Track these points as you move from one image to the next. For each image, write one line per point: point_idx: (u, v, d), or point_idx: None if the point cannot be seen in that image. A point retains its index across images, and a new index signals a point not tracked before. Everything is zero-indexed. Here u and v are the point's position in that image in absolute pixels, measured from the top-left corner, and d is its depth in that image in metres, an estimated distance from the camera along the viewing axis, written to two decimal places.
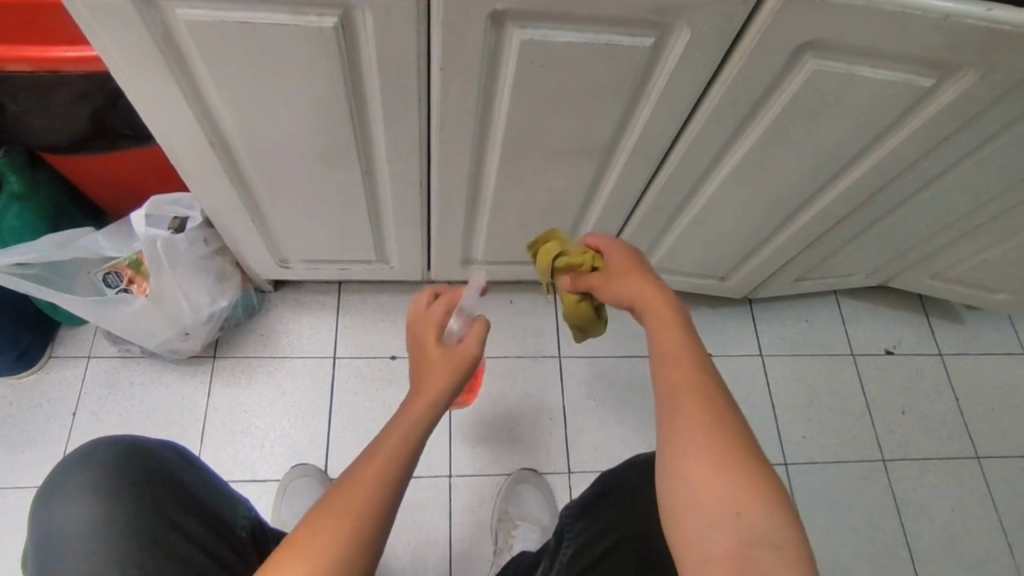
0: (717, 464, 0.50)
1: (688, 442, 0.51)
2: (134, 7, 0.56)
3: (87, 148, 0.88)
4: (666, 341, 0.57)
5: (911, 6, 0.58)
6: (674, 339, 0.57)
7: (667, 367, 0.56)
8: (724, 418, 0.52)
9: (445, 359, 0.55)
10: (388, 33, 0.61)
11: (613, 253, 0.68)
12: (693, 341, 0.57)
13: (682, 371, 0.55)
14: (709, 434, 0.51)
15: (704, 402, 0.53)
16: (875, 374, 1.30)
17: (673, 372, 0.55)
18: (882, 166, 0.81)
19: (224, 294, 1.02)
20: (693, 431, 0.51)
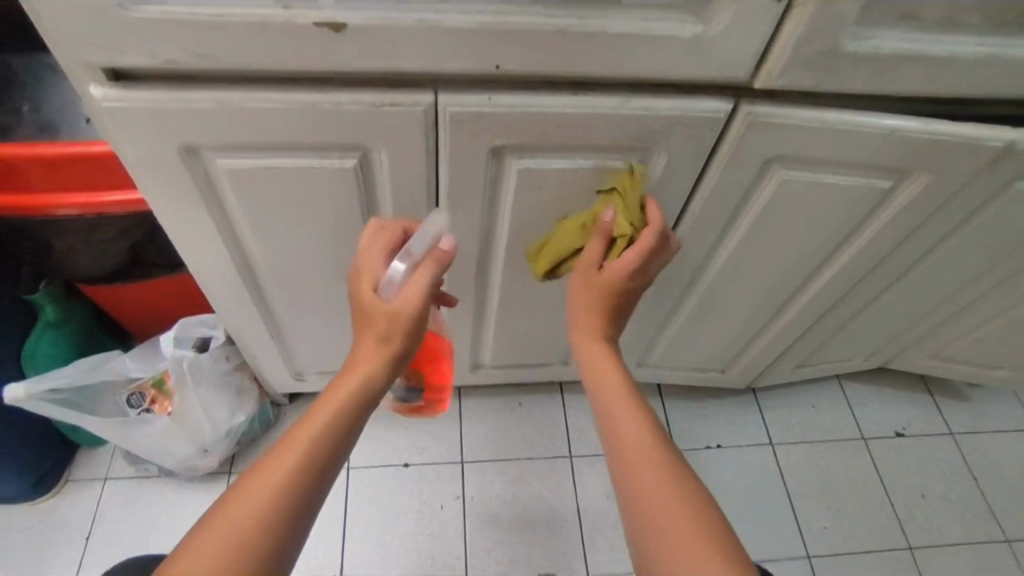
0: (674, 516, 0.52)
1: (652, 504, 0.53)
2: (180, 160, 0.64)
3: (122, 278, 0.96)
4: (624, 415, 0.61)
5: (858, 123, 0.67)
6: (626, 406, 0.62)
7: (625, 439, 0.59)
8: (679, 482, 0.54)
9: (379, 310, 0.61)
10: (399, 171, 0.68)
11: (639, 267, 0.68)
12: (648, 414, 0.61)
13: (638, 440, 0.58)
14: (669, 495, 0.53)
15: (661, 469, 0.55)
16: (889, 458, 1.29)
17: (631, 441, 0.58)
18: (859, 258, 0.87)
19: (241, 409, 1.06)
20: (650, 487, 0.54)
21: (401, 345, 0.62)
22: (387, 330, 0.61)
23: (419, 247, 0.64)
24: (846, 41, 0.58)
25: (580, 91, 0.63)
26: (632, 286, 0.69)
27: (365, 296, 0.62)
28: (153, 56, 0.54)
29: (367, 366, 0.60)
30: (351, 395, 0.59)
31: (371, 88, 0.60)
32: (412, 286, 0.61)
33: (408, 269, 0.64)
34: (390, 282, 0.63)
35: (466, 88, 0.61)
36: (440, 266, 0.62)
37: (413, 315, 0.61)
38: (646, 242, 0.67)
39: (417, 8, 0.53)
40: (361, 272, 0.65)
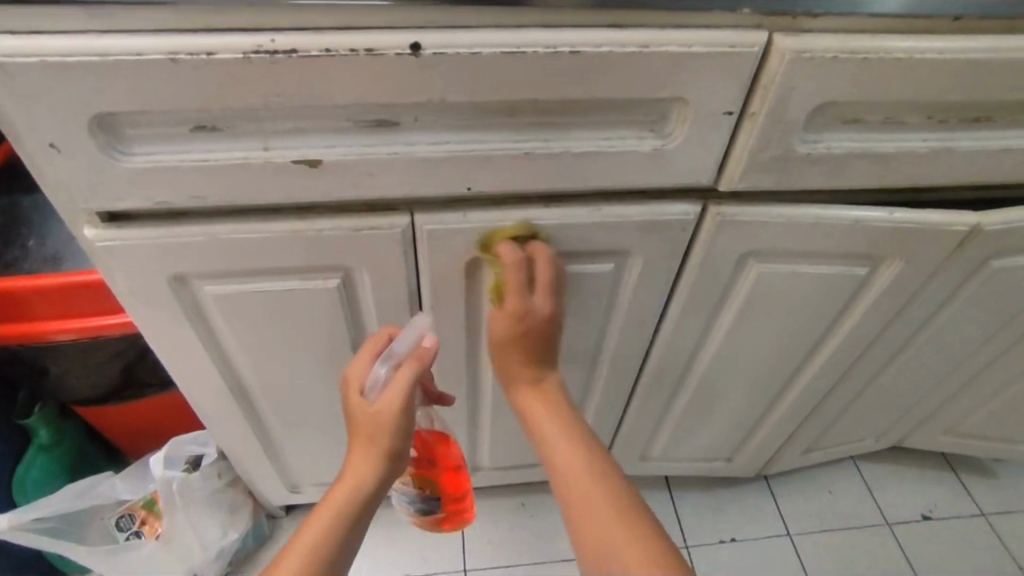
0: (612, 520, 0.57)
1: (577, 485, 0.61)
2: (169, 289, 0.66)
3: (115, 397, 0.97)
4: (552, 420, 0.68)
5: (825, 217, 0.69)
6: (563, 433, 0.66)
7: (553, 439, 0.66)
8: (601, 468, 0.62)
9: (365, 413, 0.61)
10: (381, 287, 0.70)
11: (528, 312, 0.66)
12: (571, 419, 0.68)
13: (561, 440, 0.65)
14: (590, 478, 0.61)
15: (582, 458, 0.63)
16: (918, 544, 1.23)
17: (557, 442, 0.65)
18: (851, 341, 0.87)
19: (235, 526, 1.03)
20: (588, 504, 0.59)
21: (390, 444, 0.61)
22: (374, 432, 0.61)
23: (401, 348, 0.64)
24: (797, 144, 0.61)
25: (552, 204, 0.66)
26: (534, 325, 0.67)
27: (353, 403, 0.62)
28: (144, 199, 0.57)
29: (356, 474, 0.61)
30: (343, 507, 0.60)
31: (351, 214, 0.63)
32: (394, 387, 0.61)
33: (392, 371, 0.64)
34: (375, 385, 0.63)
35: (442, 208, 0.64)
36: (422, 362, 0.62)
37: (400, 411, 0.61)
38: (517, 285, 0.65)
39: (390, 142, 0.57)
40: (349, 378, 0.65)
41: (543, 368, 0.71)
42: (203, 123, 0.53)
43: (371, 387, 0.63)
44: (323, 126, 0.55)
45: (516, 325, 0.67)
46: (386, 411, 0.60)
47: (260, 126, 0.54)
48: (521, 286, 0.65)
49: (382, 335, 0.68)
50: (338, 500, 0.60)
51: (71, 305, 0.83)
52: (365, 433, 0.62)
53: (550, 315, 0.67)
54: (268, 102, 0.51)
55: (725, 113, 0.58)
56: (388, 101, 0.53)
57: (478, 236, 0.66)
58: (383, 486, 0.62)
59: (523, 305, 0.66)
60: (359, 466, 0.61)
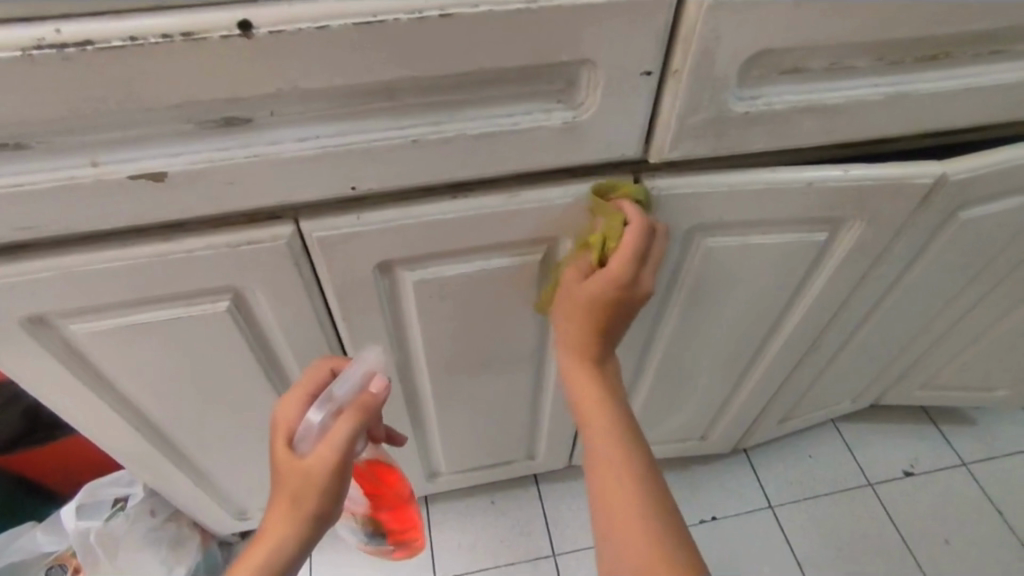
0: (625, 497, 0.54)
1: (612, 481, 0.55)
2: (27, 332, 0.57)
3: (28, 442, 0.88)
4: (585, 396, 0.61)
5: (773, 181, 0.61)
6: (601, 416, 0.60)
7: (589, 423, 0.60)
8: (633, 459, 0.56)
9: (291, 472, 0.54)
10: (281, 306, 0.61)
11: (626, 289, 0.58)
12: (615, 398, 0.61)
13: (600, 425, 0.59)
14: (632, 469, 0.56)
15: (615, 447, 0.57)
16: (902, 502, 1.19)
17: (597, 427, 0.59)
18: (816, 309, 0.80)
19: (181, 562, 0.96)
20: (617, 508, 0.54)
21: (313, 508, 0.55)
22: (297, 493, 0.55)
23: (343, 392, 0.56)
24: (731, 104, 0.53)
25: (460, 194, 0.57)
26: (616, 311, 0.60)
27: (280, 455, 0.55)
28: None
29: (273, 538, 0.56)
30: (261, 566, 0.56)
31: (225, 228, 0.54)
32: (326, 443, 0.54)
33: (327, 418, 0.56)
34: (306, 435, 0.56)
35: (332, 211, 0.55)
36: (364, 413, 0.55)
37: (328, 473, 0.54)
38: (630, 252, 0.56)
39: (249, 142, 0.47)
40: (279, 422, 0.58)
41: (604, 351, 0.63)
42: (4, 141, 0.43)
43: (303, 439, 0.56)
44: (160, 131, 0.45)
45: (611, 293, 0.58)
46: (312, 472, 0.54)
47: (80, 139, 0.44)
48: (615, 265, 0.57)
49: (324, 369, 0.61)
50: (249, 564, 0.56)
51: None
52: (286, 495, 0.55)
53: (633, 297, 0.59)
54: (76, 109, 0.42)
55: (643, 74, 0.49)
56: (231, 95, 0.43)
57: (597, 183, 0.58)
58: (308, 546, 0.58)
59: (625, 272, 0.57)
60: (275, 529, 0.56)
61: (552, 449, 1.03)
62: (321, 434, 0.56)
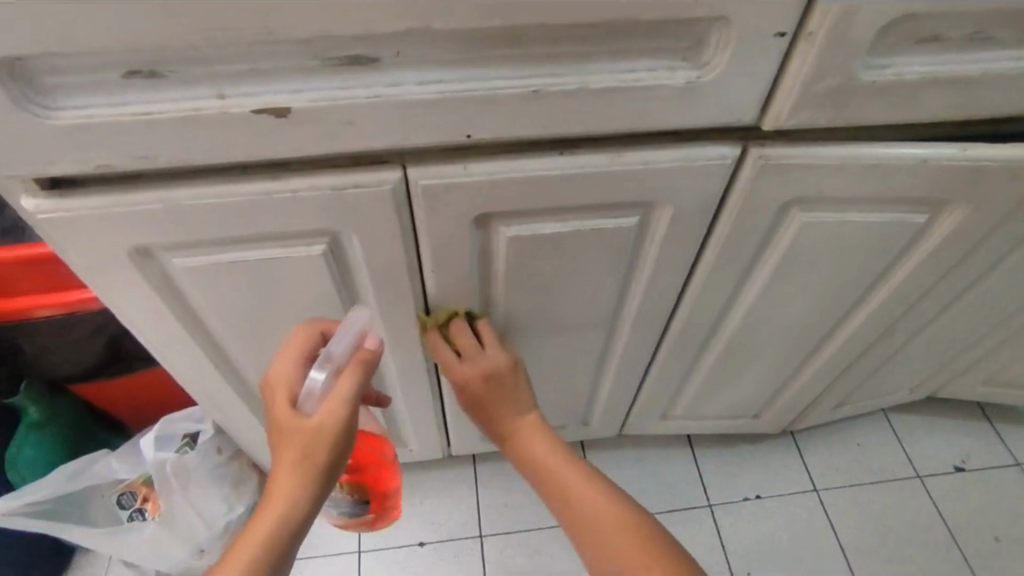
0: (609, 525, 0.62)
1: (592, 509, 0.63)
2: (133, 263, 0.58)
3: (105, 372, 0.91)
4: (536, 453, 0.69)
5: (886, 157, 0.59)
6: (558, 461, 0.67)
7: (543, 472, 0.68)
8: (601, 493, 0.64)
9: (301, 425, 0.54)
10: (374, 254, 0.62)
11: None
12: (559, 445, 0.69)
13: (558, 471, 0.67)
14: (604, 496, 0.64)
15: (583, 482, 0.65)
16: (951, 497, 1.18)
17: (556, 474, 0.67)
18: (899, 293, 0.78)
19: (241, 499, 0.99)
20: (603, 534, 0.62)
21: (325, 465, 0.55)
22: (308, 450, 0.54)
23: (341, 351, 0.59)
24: (861, 72, 0.50)
25: (566, 150, 0.57)
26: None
27: (284, 409, 0.56)
28: (82, 163, 0.48)
29: (283, 504, 0.53)
30: (269, 540, 0.52)
31: (333, 170, 0.54)
32: (335, 397, 0.56)
33: (328, 376, 0.58)
34: (308, 394, 0.57)
35: (438, 159, 0.55)
36: (367, 367, 0.58)
37: (341, 423, 0.55)
38: None
39: (371, 83, 0.47)
40: (276, 383, 0.59)
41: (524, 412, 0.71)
42: (138, 68, 0.43)
43: (305, 396, 0.57)
44: (287, 67, 0.45)
45: None
46: (323, 427, 0.54)
47: (209, 70, 0.44)
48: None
49: (311, 335, 0.63)
50: (258, 537, 0.52)
51: (31, 281, 0.76)
52: (295, 452, 0.54)
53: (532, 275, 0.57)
54: (213, 37, 0.41)
55: (776, 34, 0.47)
56: (363, 31, 0.43)
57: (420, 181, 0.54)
58: (314, 512, 0.55)
59: None
60: (285, 494, 0.54)
61: (605, 417, 1.04)
62: (325, 390, 0.57)
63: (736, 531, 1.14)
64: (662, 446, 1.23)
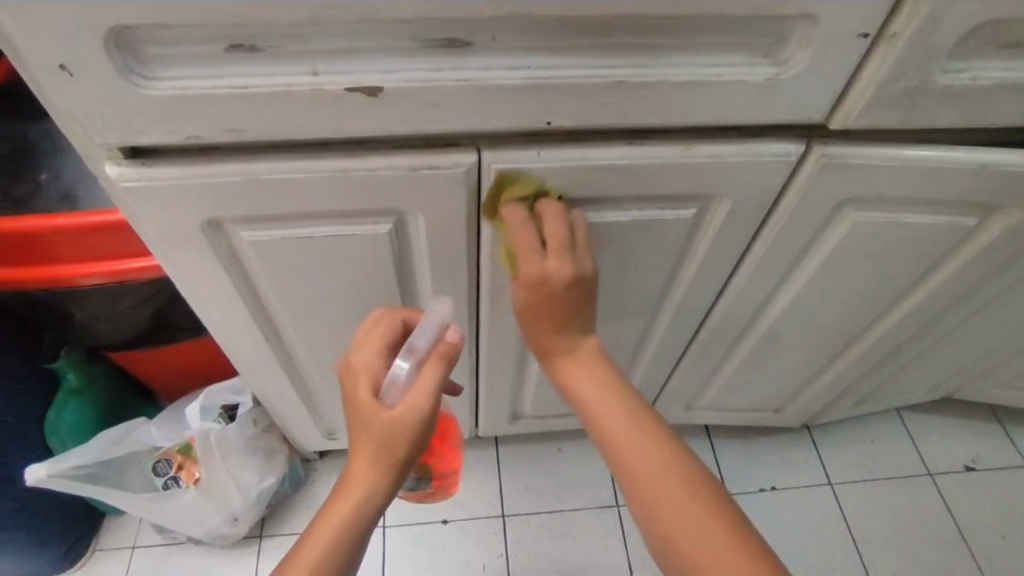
0: (658, 476, 0.53)
1: (638, 453, 0.54)
2: (203, 235, 0.59)
3: (146, 341, 0.92)
4: (584, 387, 0.59)
5: (945, 160, 0.60)
6: (609, 408, 0.57)
7: (593, 410, 0.58)
8: (653, 438, 0.55)
9: (384, 419, 0.55)
10: (437, 235, 0.63)
11: (544, 279, 0.57)
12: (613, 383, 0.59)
13: (610, 408, 0.57)
14: (655, 441, 0.55)
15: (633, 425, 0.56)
16: (962, 495, 1.20)
17: (605, 412, 0.57)
18: (937, 294, 0.80)
19: (273, 471, 1.01)
20: (650, 487, 0.53)
21: (403, 456, 0.56)
22: (387, 441, 0.55)
23: (424, 342, 0.58)
24: (936, 75, 0.51)
25: (636, 141, 0.57)
26: (558, 291, 0.58)
27: (368, 400, 0.56)
28: (173, 133, 0.49)
29: (361, 489, 0.56)
30: (349, 518, 0.56)
31: (408, 150, 0.55)
32: (419, 392, 0.56)
33: (411, 368, 0.57)
34: (391, 385, 0.57)
35: (511, 144, 0.56)
36: (449, 362, 0.57)
37: (422, 418, 0.55)
38: (528, 247, 0.57)
39: (461, 66, 0.47)
40: (358, 371, 0.58)
41: (575, 334, 0.61)
42: (240, 42, 0.44)
43: (388, 390, 0.57)
44: (381, 46, 0.45)
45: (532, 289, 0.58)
46: (405, 421, 0.55)
47: (307, 47, 0.45)
48: (535, 250, 0.57)
49: (394, 321, 0.62)
50: (338, 518, 0.55)
51: (81, 249, 0.76)
52: (374, 443, 0.56)
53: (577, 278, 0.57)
54: (318, 15, 0.42)
55: (859, 35, 0.48)
56: (462, 15, 0.43)
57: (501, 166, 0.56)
58: (390, 495, 0.58)
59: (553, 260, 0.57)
60: (364, 477, 0.56)
61: None
62: (408, 382, 0.57)
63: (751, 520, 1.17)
64: (680, 435, 1.25)
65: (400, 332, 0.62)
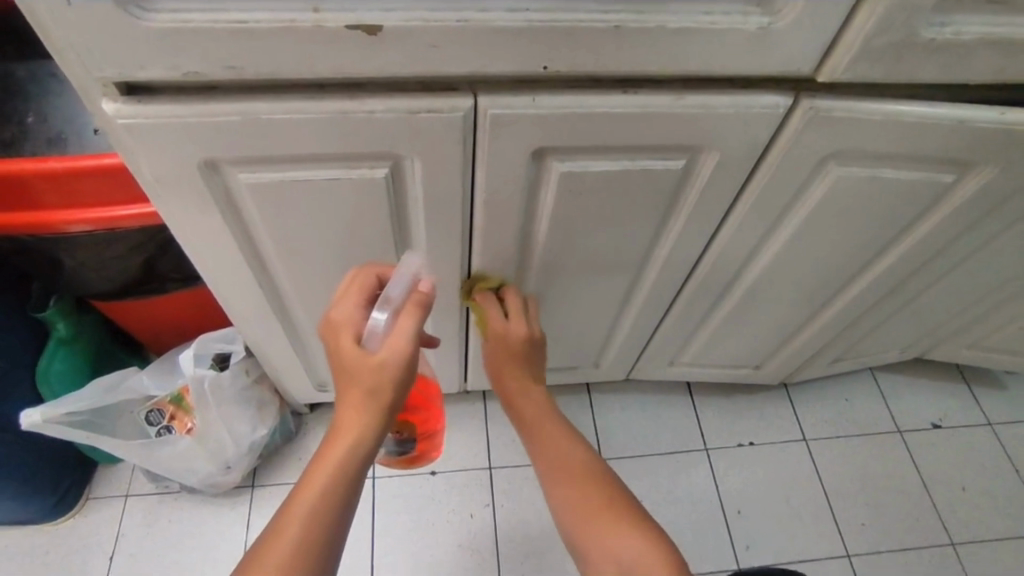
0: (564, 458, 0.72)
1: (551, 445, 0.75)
2: (199, 175, 0.59)
3: (136, 291, 0.92)
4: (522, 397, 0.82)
5: (926, 116, 0.62)
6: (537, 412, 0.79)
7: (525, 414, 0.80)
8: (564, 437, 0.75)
9: (367, 364, 0.56)
10: (432, 181, 0.64)
11: (506, 335, 0.79)
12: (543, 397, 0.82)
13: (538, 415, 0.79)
14: (562, 434, 0.75)
15: (550, 423, 0.77)
16: (927, 451, 1.26)
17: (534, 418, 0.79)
18: (912, 252, 0.83)
19: (264, 422, 1.03)
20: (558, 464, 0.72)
21: (390, 399, 0.57)
22: (372, 385, 0.56)
23: (398, 292, 0.60)
24: (920, 29, 0.53)
25: (630, 90, 0.58)
26: (513, 343, 0.80)
27: (349, 348, 0.57)
28: (173, 69, 0.49)
29: (352, 433, 0.57)
30: (342, 463, 0.56)
31: (406, 93, 0.56)
32: (397, 337, 0.56)
33: (389, 317, 0.59)
34: (372, 333, 0.58)
35: (509, 89, 0.57)
36: (424, 308, 0.59)
37: (404, 363, 0.56)
38: (495, 317, 0.80)
39: (460, 7, 0.48)
40: (339, 323, 0.60)
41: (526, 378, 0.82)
42: None
43: (366, 339, 0.58)
44: None
45: (498, 344, 0.80)
46: (388, 365, 0.56)
47: None
48: (501, 319, 0.80)
49: (370, 276, 0.64)
50: (330, 464, 0.56)
51: (69, 194, 0.75)
52: (361, 387, 0.56)
53: (528, 338, 0.79)
54: None
55: None
56: None
57: (468, 206, 0.68)
58: (379, 440, 0.59)
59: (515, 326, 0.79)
60: (353, 421, 0.57)
61: (617, 360, 1.09)
62: (387, 330, 0.58)
63: (728, 473, 1.22)
64: (663, 393, 1.30)
65: (376, 286, 0.64)
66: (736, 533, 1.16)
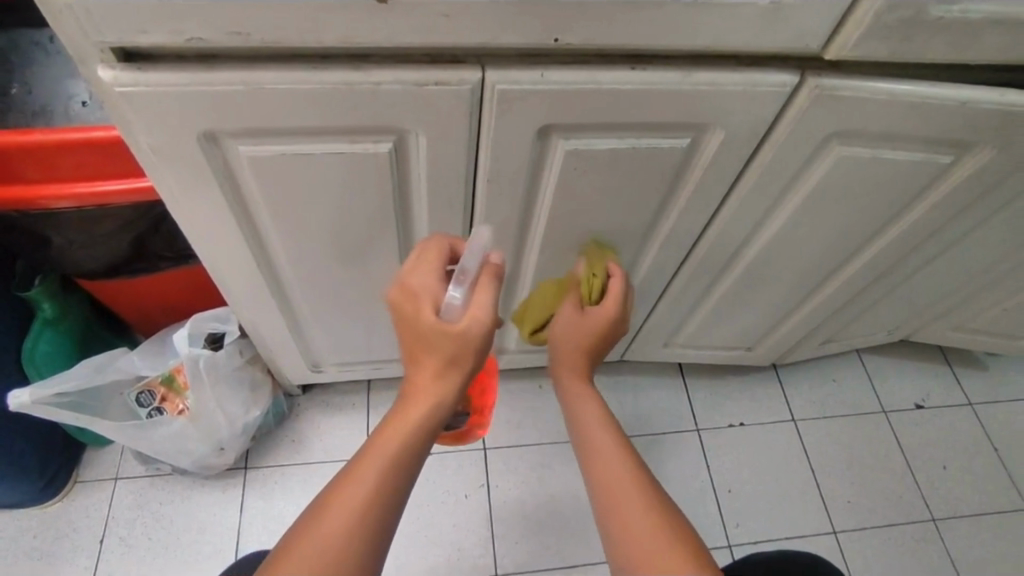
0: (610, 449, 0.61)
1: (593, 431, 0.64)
2: (198, 146, 0.58)
3: (127, 270, 0.90)
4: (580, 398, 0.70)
5: (929, 95, 0.62)
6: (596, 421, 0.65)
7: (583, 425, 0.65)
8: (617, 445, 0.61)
9: (447, 333, 0.53)
10: (436, 156, 0.63)
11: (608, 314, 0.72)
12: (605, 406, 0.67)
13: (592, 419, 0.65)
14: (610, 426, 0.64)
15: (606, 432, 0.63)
16: (910, 430, 1.29)
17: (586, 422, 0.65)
18: (908, 232, 0.84)
19: (257, 403, 1.01)
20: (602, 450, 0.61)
21: (469, 368, 0.55)
22: (454, 355, 0.54)
23: (474, 264, 0.56)
24: (930, 6, 0.53)
25: (638, 66, 0.58)
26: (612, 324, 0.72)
27: (426, 318, 0.53)
28: (174, 34, 0.48)
29: (430, 400, 0.54)
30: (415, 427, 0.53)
31: (413, 64, 0.55)
32: (476, 311, 0.53)
33: (463, 292, 0.55)
34: (447, 305, 0.54)
35: (517, 64, 0.56)
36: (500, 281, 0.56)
37: (485, 335, 0.54)
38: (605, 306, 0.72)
39: None
40: (411, 289, 0.56)
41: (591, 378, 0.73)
42: None
43: (444, 310, 0.54)
44: None
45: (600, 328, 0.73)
46: (468, 335, 0.53)
47: None
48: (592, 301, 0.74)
49: (445, 246, 0.60)
50: (405, 426, 0.53)
51: (57, 168, 0.73)
52: (440, 355, 0.54)
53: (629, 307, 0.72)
54: None
55: None
56: None
57: (471, 183, 0.68)
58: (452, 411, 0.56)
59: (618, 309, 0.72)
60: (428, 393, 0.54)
61: None
62: (460, 305, 0.55)
63: (719, 452, 1.24)
64: (655, 374, 1.31)
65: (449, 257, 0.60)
66: (725, 511, 1.18)
